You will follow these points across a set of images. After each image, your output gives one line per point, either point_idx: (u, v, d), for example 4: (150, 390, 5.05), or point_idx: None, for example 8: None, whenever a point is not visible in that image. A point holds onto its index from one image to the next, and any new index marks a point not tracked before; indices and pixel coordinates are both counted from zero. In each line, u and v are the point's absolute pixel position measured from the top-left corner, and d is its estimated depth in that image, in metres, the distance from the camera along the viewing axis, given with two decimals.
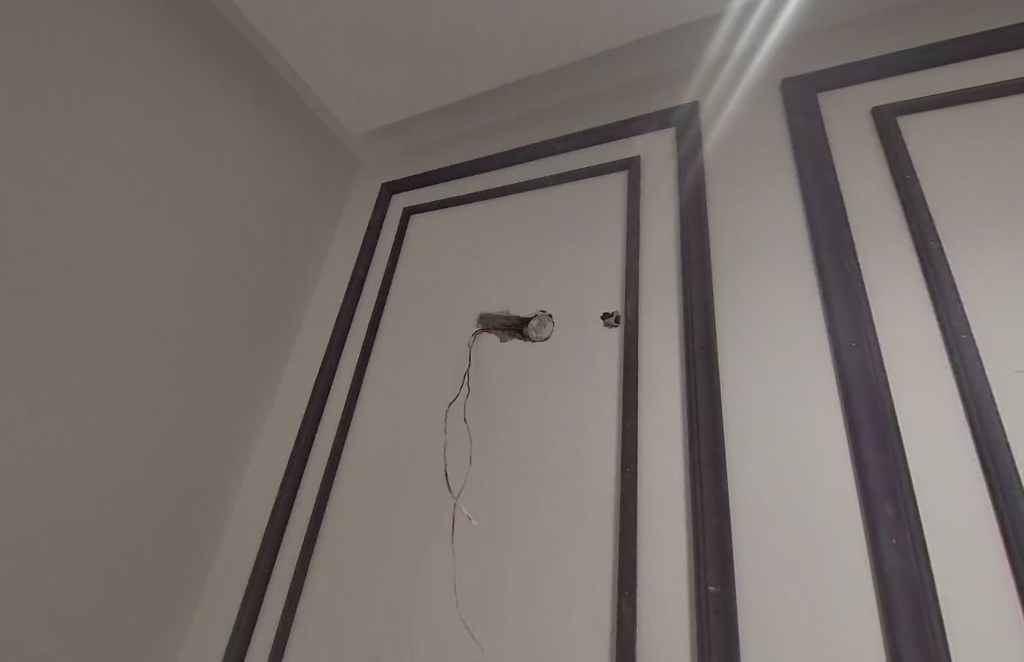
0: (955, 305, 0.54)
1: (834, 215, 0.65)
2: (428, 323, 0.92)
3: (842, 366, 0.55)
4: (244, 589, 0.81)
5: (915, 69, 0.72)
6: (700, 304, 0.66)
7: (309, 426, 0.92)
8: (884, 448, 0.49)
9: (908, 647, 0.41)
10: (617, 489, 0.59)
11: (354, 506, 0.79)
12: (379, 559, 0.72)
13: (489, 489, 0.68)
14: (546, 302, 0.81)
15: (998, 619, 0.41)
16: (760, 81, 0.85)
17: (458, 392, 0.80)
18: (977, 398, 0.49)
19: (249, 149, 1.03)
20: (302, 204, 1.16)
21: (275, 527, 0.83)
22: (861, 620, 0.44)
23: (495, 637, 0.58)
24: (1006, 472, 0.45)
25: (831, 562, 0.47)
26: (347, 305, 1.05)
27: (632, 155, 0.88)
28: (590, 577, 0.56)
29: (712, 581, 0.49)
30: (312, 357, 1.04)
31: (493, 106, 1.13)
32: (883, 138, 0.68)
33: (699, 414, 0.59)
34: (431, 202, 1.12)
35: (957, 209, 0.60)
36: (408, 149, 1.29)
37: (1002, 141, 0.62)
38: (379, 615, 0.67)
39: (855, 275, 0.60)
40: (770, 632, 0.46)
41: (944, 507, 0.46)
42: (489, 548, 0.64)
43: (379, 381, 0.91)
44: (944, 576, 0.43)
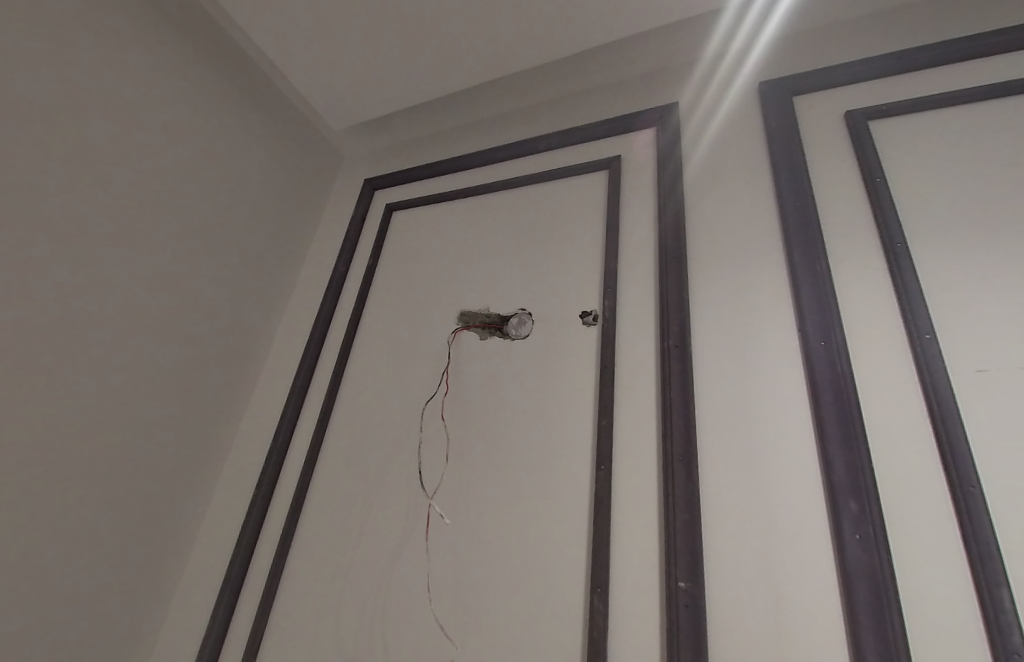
0: (920, 305, 0.55)
1: (806, 216, 0.66)
2: (407, 321, 0.92)
3: (811, 364, 0.56)
4: (218, 591, 0.79)
5: (890, 73, 0.74)
6: (677, 303, 0.67)
7: (287, 423, 0.90)
8: (850, 444, 0.50)
9: (868, 636, 0.43)
10: (593, 486, 0.60)
11: (334, 505, 0.78)
12: (355, 559, 0.71)
13: (466, 487, 0.68)
14: (525, 300, 0.81)
15: (953, 608, 0.42)
16: (741, 82, 0.86)
17: (437, 391, 0.80)
18: (938, 396, 0.50)
19: (230, 142, 1.01)
20: (284, 198, 1.13)
21: (250, 526, 0.81)
22: (825, 612, 0.45)
23: (475, 637, 0.58)
24: (964, 468, 0.47)
25: (798, 556, 0.48)
26: (328, 301, 1.04)
27: (615, 154, 0.88)
28: (566, 573, 0.56)
29: (682, 577, 0.50)
30: (292, 353, 1.02)
31: (475, 103, 1.12)
32: (855, 141, 0.70)
33: (673, 411, 0.59)
34: (413, 198, 1.11)
35: (924, 212, 0.62)
36: (390, 145, 1.28)
37: (968, 146, 0.64)
38: (357, 616, 0.66)
39: (825, 275, 0.61)
40: (737, 624, 0.47)
41: (906, 501, 0.47)
42: (465, 547, 0.64)
43: (359, 378, 0.90)
44: (903, 568, 0.45)
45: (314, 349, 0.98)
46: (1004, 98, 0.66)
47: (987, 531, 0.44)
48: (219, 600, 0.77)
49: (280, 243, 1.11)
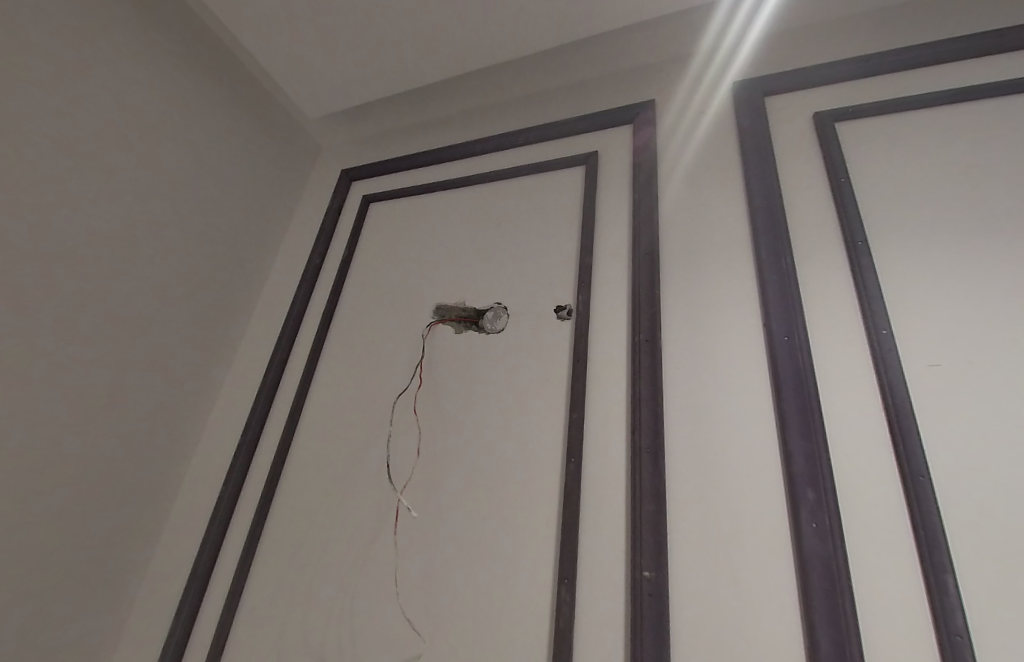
0: (878, 302, 0.57)
1: (774, 214, 0.68)
2: (382, 314, 0.90)
3: (774, 358, 0.58)
4: (183, 588, 0.77)
5: (858, 76, 0.75)
6: (649, 298, 0.67)
7: (257, 418, 0.88)
8: (809, 435, 0.52)
9: (821, 620, 0.44)
10: (563, 478, 0.60)
11: (303, 501, 0.76)
12: (325, 554, 0.70)
13: (438, 481, 0.68)
14: (501, 294, 0.80)
15: (902, 593, 0.44)
16: (717, 80, 0.87)
17: (410, 385, 0.79)
18: (892, 389, 0.52)
19: (201, 128, 0.97)
20: (257, 187, 1.10)
21: (217, 523, 0.79)
22: (782, 599, 0.47)
23: (445, 632, 0.57)
24: (915, 459, 0.48)
25: (758, 545, 0.49)
26: (301, 293, 1.01)
27: (592, 150, 0.88)
28: (536, 565, 0.57)
29: (647, 567, 0.51)
30: (263, 346, 0.99)
31: (453, 95, 1.11)
32: (822, 142, 0.71)
33: (642, 405, 0.60)
34: (389, 189, 1.09)
35: (885, 212, 0.64)
36: (366, 136, 1.25)
37: (928, 149, 0.66)
38: (326, 614, 0.65)
39: (790, 271, 0.62)
40: (698, 612, 0.48)
41: (861, 491, 0.49)
42: (435, 541, 0.64)
43: (333, 371, 0.88)
44: (856, 556, 0.46)
45: (286, 342, 0.96)
46: (965, 103, 0.68)
47: (935, 519, 0.46)
48: (183, 598, 0.75)
49: (252, 233, 1.07)
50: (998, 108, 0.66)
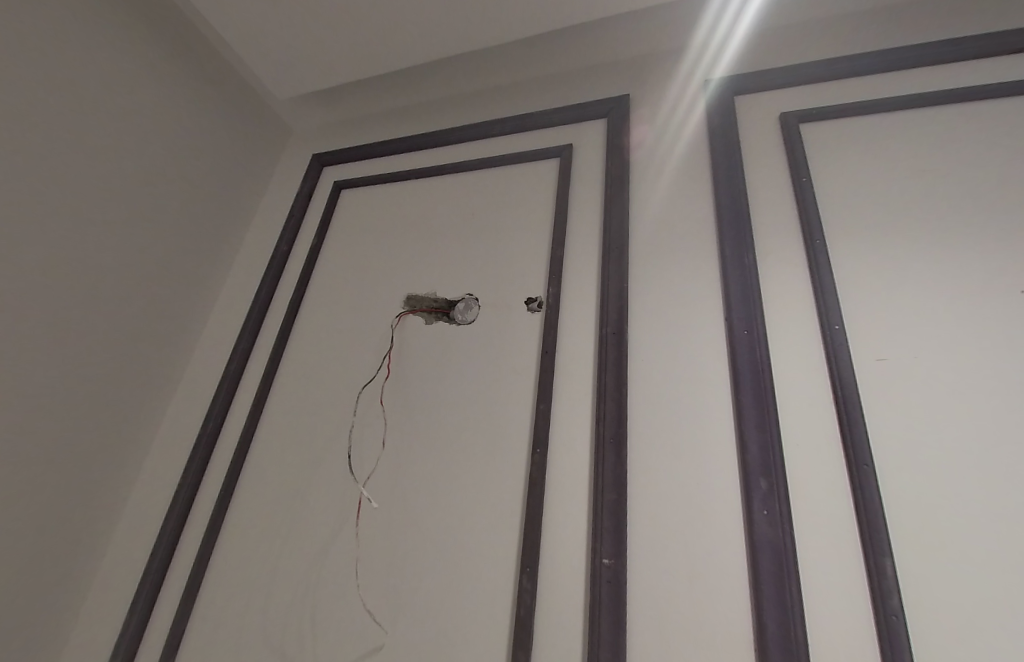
0: (832, 298, 0.59)
1: (739, 212, 0.69)
2: (351, 304, 0.89)
3: (734, 351, 0.59)
4: (137, 585, 0.73)
5: (821, 80, 0.78)
6: (617, 292, 0.68)
7: (219, 408, 0.85)
8: (763, 426, 0.54)
9: (768, 603, 0.46)
10: (528, 469, 0.60)
11: (266, 494, 0.74)
12: (287, 549, 0.68)
13: (404, 474, 0.67)
14: (473, 285, 0.80)
15: (844, 576, 0.46)
16: (689, 79, 0.88)
17: (377, 375, 0.78)
18: (843, 382, 0.54)
19: (163, 106, 0.93)
20: (222, 168, 1.05)
21: (174, 517, 0.76)
22: (733, 584, 0.48)
23: (408, 624, 0.57)
24: (861, 449, 0.50)
25: (713, 532, 0.51)
26: (267, 281, 0.98)
27: (566, 142, 0.88)
28: (501, 554, 0.57)
29: (606, 554, 0.52)
30: (226, 335, 0.96)
31: (427, 81, 1.09)
32: (787, 143, 0.73)
33: (607, 396, 0.61)
34: (360, 176, 1.07)
35: (843, 212, 0.66)
36: (338, 120, 1.22)
37: (885, 152, 0.68)
38: (288, 608, 0.64)
39: (752, 267, 0.64)
40: (653, 598, 0.50)
41: (811, 479, 0.51)
42: (400, 533, 0.63)
43: (299, 362, 0.86)
44: (803, 542, 0.48)
45: (251, 331, 0.93)
46: (923, 108, 0.70)
47: (876, 506, 0.48)
48: (136, 595, 0.72)
49: (216, 217, 1.03)
50: (952, 114, 0.68)
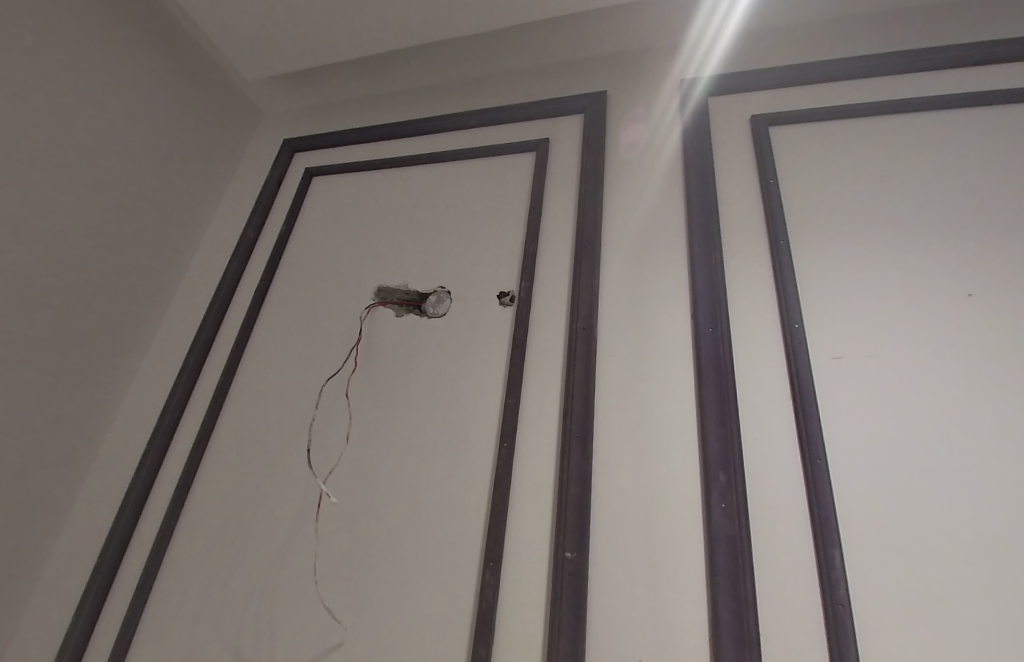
0: (793, 298, 0.61)
1: (709, 211, 0.70)
2: (320, 294, 0.86)
3: (699, 348, 0.60)
4: (86, 583, 0.70)
5: (790, 84, 0.79)
6: (588, 287, 0.68)
7: (177, 401, 0.82)
8: (724, 421, 0.55)
9: (723, 594, 0.47)
10: (495, 463, 0.60)
11: (226, 489, 0.72)
12: (246, 545, 0.66)
13: (369, 469, 0.66)
14: (445, 278, 0.79)
15: (795, 567, 0.47)
16: (665, 78, 0.89)
17: (344, 368, 0.76)
18: (800, 380, 0.56)
19: (123, 82, 0.88)
20: (186, 150, 1.01)
21: (127, 512, 0.73)
22: (691, 576, 0.49)
23: (370, 621, 0.56)
24: (815, 444, 0.52)
25: (672, 525, 0.52)
26: (232, 269, 0.95)
27: (543, 136, 0.88)
28: (465, 549, 0.57)
29: (570, 547, 0.52)
30: (187, 324, 0.92)
31: (402, 69, 1.06)
32: (756, 144, 0.74)
33: (575, 390, 0.61)
34: (332, 163, 1.04)
35: (806, 214, 0.67)
36: (311, 105, 1.18)
37: (848, 157, 0.70)
38: (246, 605, 0.62)
39: (718, 266, 0.65)
40: (613, 589, 0.50)
41: (768, 473, 0.52)
42: (364, 528, 0.62)
43: (264, 353, 0.84)
44: (759, 535, 0.49)
45: (213, 321, 0.90)
46: (886, 114, 0.72)
47: (827, 500, 0.49)
48: (83, 596, 0.68)
49: (179, 201, 0.99)
50: (913, 121, 0.71)
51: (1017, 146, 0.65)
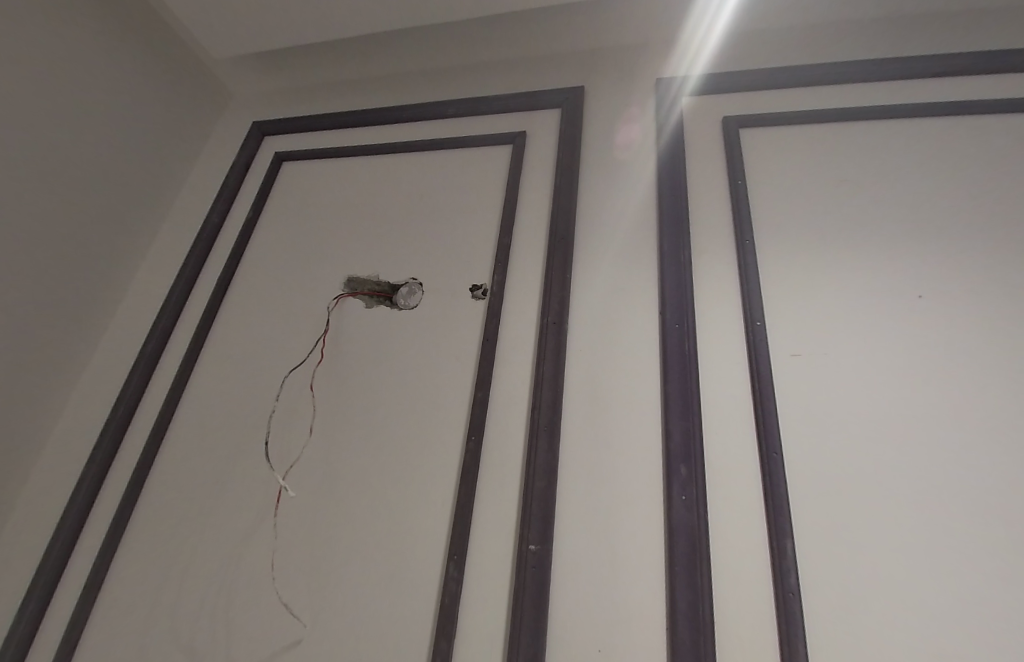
0: (756, 296, 0.62)
1: (679, 210, 0.71)
2: (287, 283, 0.84)
3: (665, 344, 0.61)
4: (29, 581, 0.66)
5: (762, 87, 0.81)
6: (560, 282, 0.68)
7: (132, 391, 0.78)
8: (687, 415, 0.56)
9: (681, 584, 0.47)
10: (462, 457, 0.60)
11: (184, 483, 0.70)
12: (204, 541, 0.64)
13: (334, 463, 0.65)
14: (416, 270, 0.78)
15: (751, 558, 0.48)
16: (642, 77, 0.89)
17: (311, 359, 0.74)
18: (761, 376, 0.57)
19: (77, 55, 0.83)
20: (147, 130, 0.96)
21: (76, 507, 0.70)
22: (651, 568, 0.50)
23: (330, 617, 0.55)
24: (772, 438, 0.54)
25: (636, 516, 0.52)
26: (194, 255, 0.91)
27: (519, 129, 0.87)
28: (430, 543, 0.56)
29: (534, 540, 0.52)
30: (145, 311, 0.88)
31: (378, 54, 1.04)
32: (726, 145, 0.76)
33: (544, 384, 0.61)
34: (302, 149, 1.01)
35: (773, 215, 0.69)
36: (282, 88, 1.14)
37: (814, 161, 0.72)
38: (202, 602, 0.60)
39: (686, 264, 0.66)
40: (576, 582, 0.50)
41: (727, 467, 0.53)
42: (326, 523, 0.61)
43: (227, 343, 0.81)
44: (717, 527, 0.50)
45: (173, 308, 0.86)
46: (851, 120, 0.74)
47: (782, 492, 0.51)
48: (26, 596, 0.65)
49: (139, 183, 0.95)
50: (876, 129, 0.73)
51: (968, 156, 0.68)
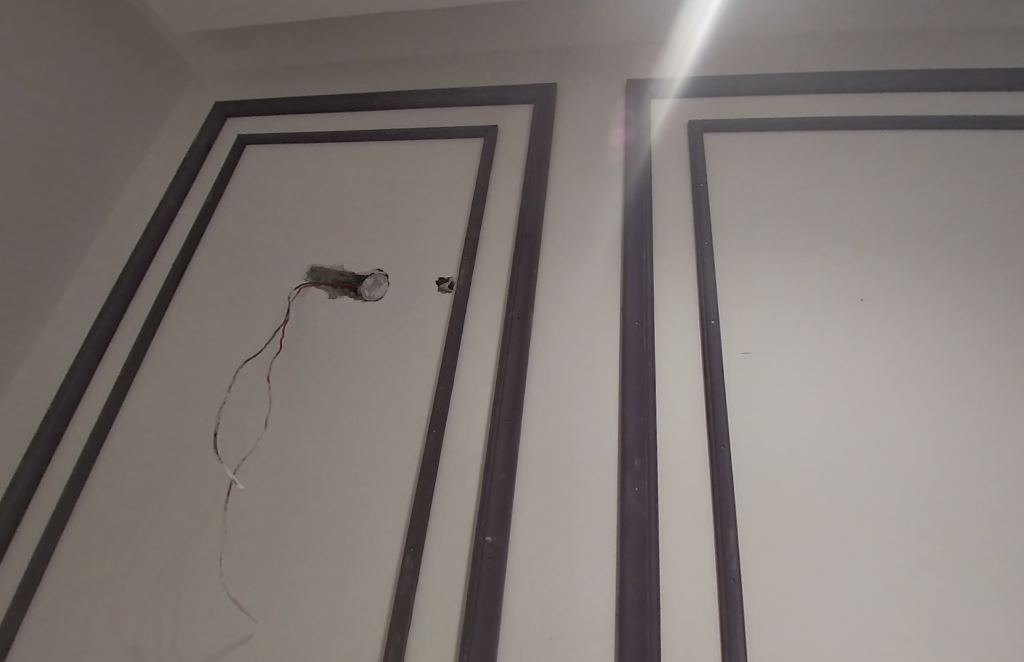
0: (712, 296, 0.64)
1: (643, 210, 0.73)
2: (247, 270, 0.81)
3: (625, 340, 0.63)
4: None
5: (727, 93, 0.83)
6: (526, 278, 0.69)
7: (77, 379, 0.75)
8: (642, 409, 0.58)
9: (631, 572, 0.49)
10: (423, 450, 0.60)
11: (132, 476, 0.67)
12: (153, 535, 0.62)
13: (291, 456, 0.63)
14: (382, 261, 0.77)
15: (697, 546, 0.50)
16: (613, 76, 0.90)
17: (270, 350, 0.72)
18: (713, 372, 0.59)
19: (22, 21, 0.78)
20: (99, 105, 0.91)
21: (12, 500, 0.66)
22: (603, 558, 0.51)
23: (282, 613, 0.54)
24: (721, 431, 0.56)
25: (591, 507, 0.54)
26: (148, 238, 0.87)
27: (490, 123, 0.87)
28: (388, 537, 0.56)
29: (490, 532, 0.52)
30: (93, 296, 0.84)
31: (348, 39, 1.01)
32: (690, 148, 0.78)
33: (506, 378, 0.62)
34: (266, 132, 0.98)
35: (732, 217, 0.71)
36: (246, 67, 1.10)
37: (772, 167, 0.75)
38: (148, 600, 0.58)
39: (648, 263, 0.68)
40: (530, 573, 0.51)
41: (679, 460, 0.55)
42: (281, 517, 0.60)
43: (182, 331, 0.78)
44: (667, 517, 0.52)
45: (123, 294, 0.82)
46: (808, 129, 0.78)
47: (728, 483, 0.53)
48: None
49: (88, 161, 0.89)
50: (831, 138, 0.76)
51: (910, 169, 0.72)
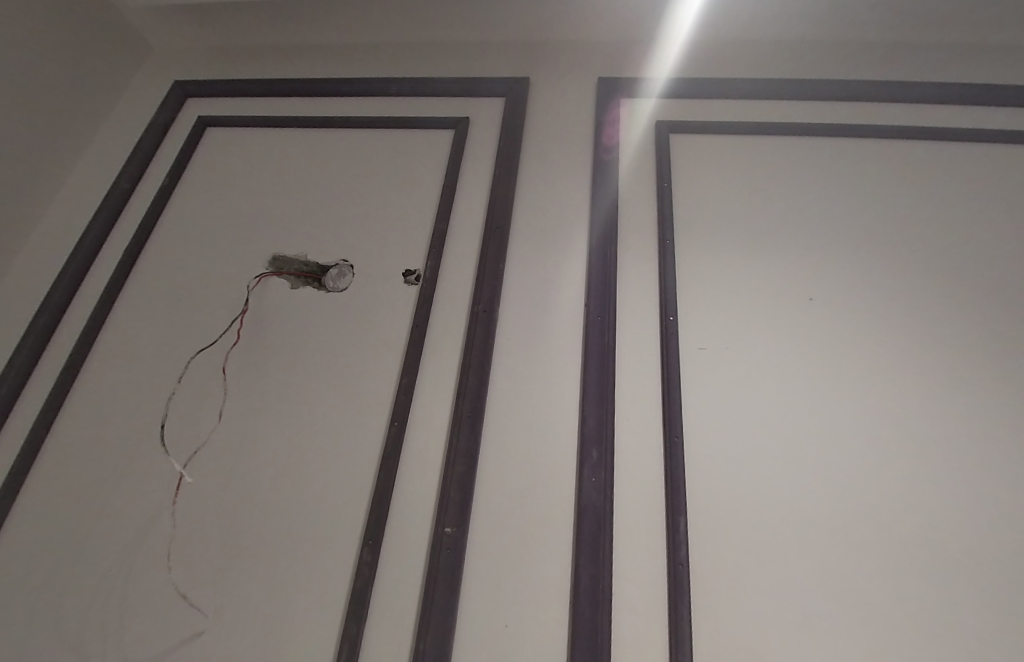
0: (672, 292, 0.66)
1: (609, 207, 0.74)
2: (205, 258, 0.78)
3: (587, 334, 0.64)
4: None
5: (692, 96, 0.85)
6: (493, 271, 0.69)
7: (19, 367, 0.70)
8: (602, 402, 0.59)
9: (586, 561, 0.50)
10: (385, 444, 0.59)
11: (79, 470, 0.64)
12: (100, 530, 0.59)
13: (249, 449, 0.62)
14: (347, 252, 0.75)
15: (650, 535, 0.52)
16: (584, 73, 0.91)
17: (229, 340, 0.70)
18: (670, 367, 0.61)
19: None
20: (48, 79, 0.86)
21: None
22: (559, 547, 0.52)
23: (235, 608, 0.53)
24: (675, 423, 0.58)
25: (550, 498, 0.55)
26: (98, 221, 0.83)
27: (461, 115, 0.86)
28: (346, 530, 0.55)
29: (449, 523, 0.53)
30: (37, 280, 0.79)
31: (316, 22, 0.98)
32: (656, 147, 0.79)
33: (470, 371, 0.62)
34: (228, 115, 0.94)
35: (695, 217, 0.73)
36: (208, 46, 1.05)
37: (733, 169, 0.77)
38: (93, 597, 0.56)
39: (612, 259, 0.69)
40: (488, 563, 0.51)
41: (635, 452, 0.57)
42: (237, 511, 0.58)
43: (134, 319, 0.74)
44: (622, 507, 0.54)
45: (69, 280, 0.78)
46: (767, 134, 0.80)
47: (681, 474, 0.55)
48: None
49: (33, 138, 0.84)
50: (789, 143, 0.79)
51: (860, 176, 0.76)
